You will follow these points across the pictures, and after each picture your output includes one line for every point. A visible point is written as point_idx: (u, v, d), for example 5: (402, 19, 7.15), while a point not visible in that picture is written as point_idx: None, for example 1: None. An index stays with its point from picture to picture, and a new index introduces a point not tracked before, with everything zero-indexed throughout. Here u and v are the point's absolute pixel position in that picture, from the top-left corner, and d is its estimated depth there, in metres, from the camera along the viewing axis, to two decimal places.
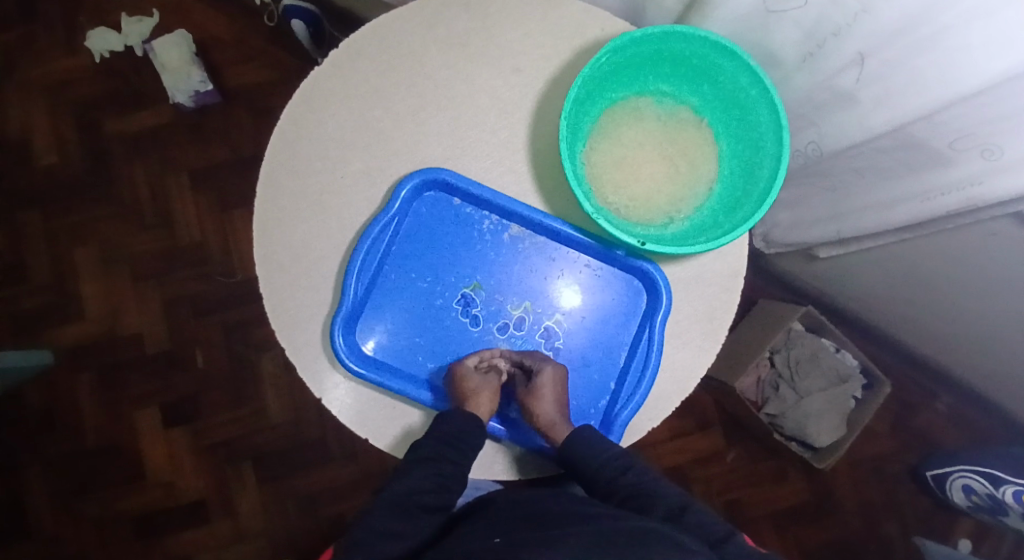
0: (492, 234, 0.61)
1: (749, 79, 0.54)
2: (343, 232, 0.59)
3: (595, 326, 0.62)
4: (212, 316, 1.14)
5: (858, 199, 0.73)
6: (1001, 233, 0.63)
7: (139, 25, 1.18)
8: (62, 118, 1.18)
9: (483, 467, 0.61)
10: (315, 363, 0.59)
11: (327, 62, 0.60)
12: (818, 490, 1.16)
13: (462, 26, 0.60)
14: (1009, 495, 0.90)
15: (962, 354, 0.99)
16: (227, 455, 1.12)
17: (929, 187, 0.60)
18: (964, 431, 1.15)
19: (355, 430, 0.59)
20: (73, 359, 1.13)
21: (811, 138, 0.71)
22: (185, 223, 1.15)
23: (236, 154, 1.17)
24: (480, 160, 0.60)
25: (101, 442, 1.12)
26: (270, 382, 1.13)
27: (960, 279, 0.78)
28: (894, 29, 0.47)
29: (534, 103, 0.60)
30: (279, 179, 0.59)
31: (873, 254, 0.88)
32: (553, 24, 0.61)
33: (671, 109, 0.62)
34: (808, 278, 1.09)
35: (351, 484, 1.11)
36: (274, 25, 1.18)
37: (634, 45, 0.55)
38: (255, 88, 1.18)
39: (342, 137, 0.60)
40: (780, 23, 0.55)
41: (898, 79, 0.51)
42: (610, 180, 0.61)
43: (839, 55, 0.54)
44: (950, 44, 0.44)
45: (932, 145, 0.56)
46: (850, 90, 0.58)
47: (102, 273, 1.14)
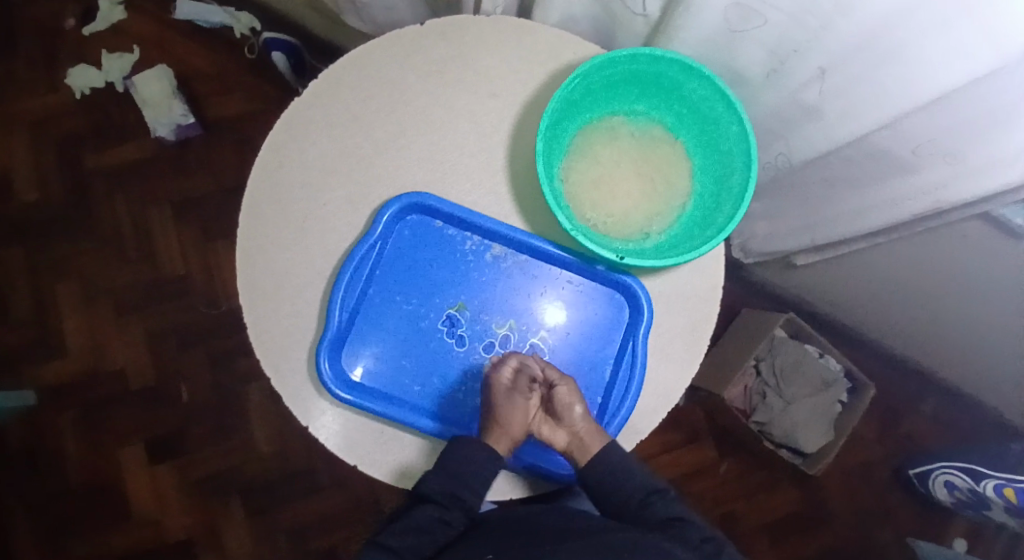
0: (475, 254, 0.62)
1: (716, 96, 0.56)
2: (326, 258, 0.60)
3: (579, 341, 0.62)
4: (198, 347, 1.13)
5: (830, 208, 0.75)
6: (971, 235, 0.67)
7: (120, 61, 1.19)
8: (43, 155, 1.18)
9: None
10: (302, 390, 0.59)
11: (307, 93, 0.61)
12: (811, 497, 1.17)
13: (439, 54, 0.62)
14: (991, 488, 0.91)
15: (941, 355, 1.02)
16: (215, 490, 1.10)
17: (897, 192, 0.63)
18: (949, 431, 1.17)
19: (343, 457, 0.59)
20: (56, 397, 1.11)
21: (780, 150, 0.72)
22: (169, 255, 1.15)
23: (219, 186, 1.17)
24: (460, 183, 0.61)
25: (85, 481, 1.09)
26: (257, 412, 1.12)
27: (935, 281, 0.81)
28: (853, 44, 0.49)
29: (511, 125, 0.62)
30: (262, 209, 0.60)
31: (849, 261, 0.90)
32: (527, 49, 0.62)
33: (644, 128, 0.64)
34: (789, 286, 1.11)
35: (343, 514, 1.10)
36: (255, 57, 1.20)
37: (605, 68, 0.57)
38: (237, 118, 1.19)
39: (323, 165, 0.61)
40: (743, 44, 0.58)
41: (859, 91, 0.54)
42: (588, 199, 0.62)
43: (800, 71, 0.57)
44: (907, 58, 0.47)
45: (896, 153, 0.59)
46: (815, 104, 0.60)
47: (86, 309, 1.13)
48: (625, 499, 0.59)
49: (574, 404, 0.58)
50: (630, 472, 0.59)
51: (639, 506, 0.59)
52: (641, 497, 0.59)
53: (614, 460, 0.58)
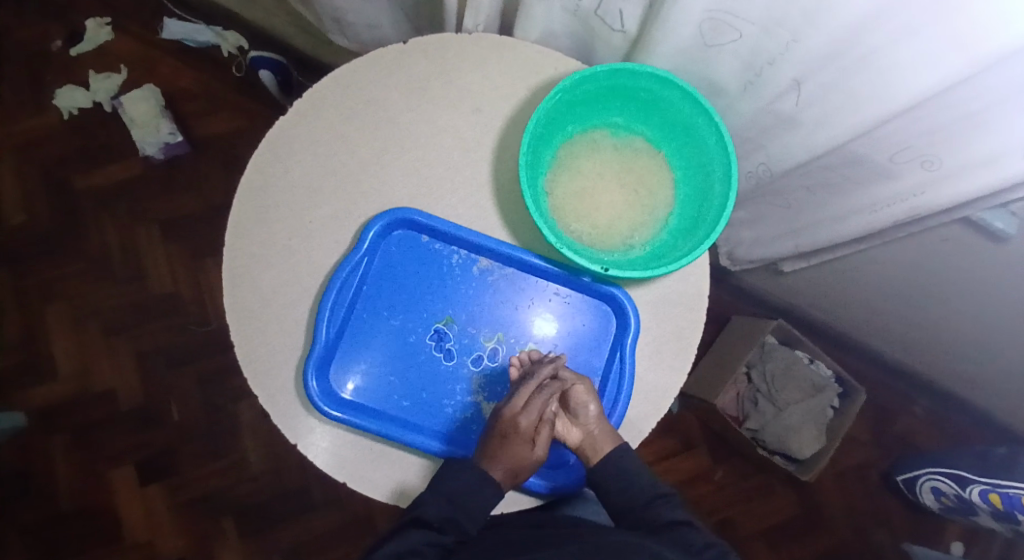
0: (462, 268, 0.63)
1: (695, 109, 0.57)
2: (313, 275, 0.60)
3: (568, 352, 0.63)
4: (188, 366, 1.12)
5: (812, 214, 0.76)
6: (953, 238, 0.68)
7: (106, 82, 1.19)
8: (31, 177, 1.18)
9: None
10: (290, 408, 0.58)
11: (292, 112, 0.62)
12: (807, 502, 1.17)
13: (421, 72, 0.63)
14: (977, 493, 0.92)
15: (929, 357, 1.03)
16: (207, 511, 1.09)
17: (876, 199, 0.64)
18: (942, 433, 1.17)
19: (332, 475, 0.59)
20: (45, 420, 1.10)
21: (760, 160, 0.73)
22: (158, 274, 1.15)
23: (208, 204, 1.17)
24: (445, 198, 0.62)
25: (74, 506, 1.08)
26: (249, 430, 1.11)
27: (921, 285, 0.82)
28: (825, 55, 0.50)
29: (495, 140, 0.63)
30: (247, 229, 0.60)
31: (835, 267, 0.91)
32: (508, 66, 0.63)
33: (625, 140, 0.65)
34: (777, 291, 1.12)
35: (336, 533, 1.09)
36: (242, 75, 1.21)
37: (585, 83, 0.58)
38: (225, 136, 1.19)
39: (308, 183, 0.61)
40: (719, 57, 0.59)
41: (833, 101, 0.55)
42: (572, 211, 0.63)
43: (775, 82, 0.57)
44: (878, 66, 0.48)
45: (874, 159, 0.60)
46: (791, 113, 0.61)
47: (74, 330, 1.13)
48: (629, 502, 0.60)
49: (590, 403, 0.58)
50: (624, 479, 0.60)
51: (635, 512, 0.59)
52: (637, 505, 0.59)
53: (607, 468, 0.59)
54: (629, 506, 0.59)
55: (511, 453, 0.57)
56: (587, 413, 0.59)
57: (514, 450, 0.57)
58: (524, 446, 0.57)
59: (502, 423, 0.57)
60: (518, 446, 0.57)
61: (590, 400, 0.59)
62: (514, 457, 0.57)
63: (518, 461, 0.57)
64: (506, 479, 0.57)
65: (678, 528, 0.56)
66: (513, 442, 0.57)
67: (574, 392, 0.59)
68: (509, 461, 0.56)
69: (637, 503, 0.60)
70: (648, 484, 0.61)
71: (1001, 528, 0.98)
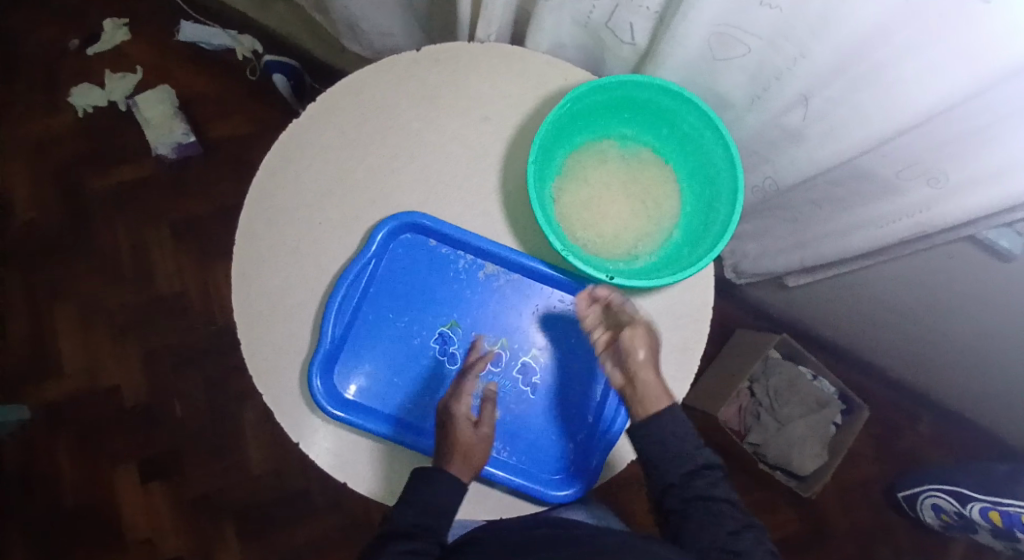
0: (468, 272, 0.63)
1: (702, 121, 0.58)
2: (320, 276, 0.61)
3: (571, 359, 0.63)
4: (194, 365, 1.13)
5: (818, 228, 0.76)
6: (959, 256, 0.68)
7: (122, 82, 1.21)
8: (45, 173, 1.19)
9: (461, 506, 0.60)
10: (293, 407, 0.59)
11: (304, 116, 0.63)
12: (811, 518, 1.16)
13: (432, 80, 0.64)
14: (977, 511, 0.94)
15: (933, 375, 1.02)
16: (208, 511, 1.09)
17: (881, 214, 0.64)
18: (948, 452, 1.16)
19: (333, 475, 0.59)
20: (50, 416, 1.11)
21: (766, 173, 0.73)
22: (168, 273, 1.16)
23: (218, 204, 1.18)
24: (453, 203, 0.62)
25: (76, 503, 1.08)
26: (252, 431, 1.12)
27: (927, 302, 0.82)
28: (830, 71, 0.51)
29: (504, 148, 0.63)
30: (257, 229, 0.61)
31: (840, 282, 0.91)
32: (518, 75, 0.64)
33: (633, 151, 0.66)
34: (781, 305, 1.12)
35: (336, 535, 1.09)
36: (256, 78, 1.23)
37: (594, 94, 0.59)
38: (238, 138, 1.21)
39: (319, 186, 0.62)
40: (727, 70, 0.59)
41: (839, 115, 0.55)
42: (578, 219, 0.63)
43: (782, 97, 0.58)
44: (884, 82, 0.48)
45: (880, 175, 0.60)
46: (798, 128, 0.61)
47: (82, 327, 1.14)
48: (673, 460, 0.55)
49: (641, 348, 0.55)
50: (666, 442, 0.55)
51: (672, 481, 0.54)
52: (675, 474, 0.54)
53: (648, 429, 0.55)
54: (667, 474, 0.55)
55: (460, 439, 0.55)
56: (638, 358, 0.56)
57: (461, 433, 0.56)
58: (470, 429, 0.56)
59: (443, 414, 0.57)
60: (465, 430, 0.56)
61: (648, 348, 0.56)
62: (465, 443, 0.55)
63: (471, 446, 0.56)
64: (467, 471, 0.55)
65: (711, 509, 0.52)
66: (457, 425, 0.56)
67: (630, 334, 0.56)
68: (462, 448, 0.55)
69: (678, 470, 0.54)
70: (692, 452, 0.55)
71: (1000, 546, 1.00)
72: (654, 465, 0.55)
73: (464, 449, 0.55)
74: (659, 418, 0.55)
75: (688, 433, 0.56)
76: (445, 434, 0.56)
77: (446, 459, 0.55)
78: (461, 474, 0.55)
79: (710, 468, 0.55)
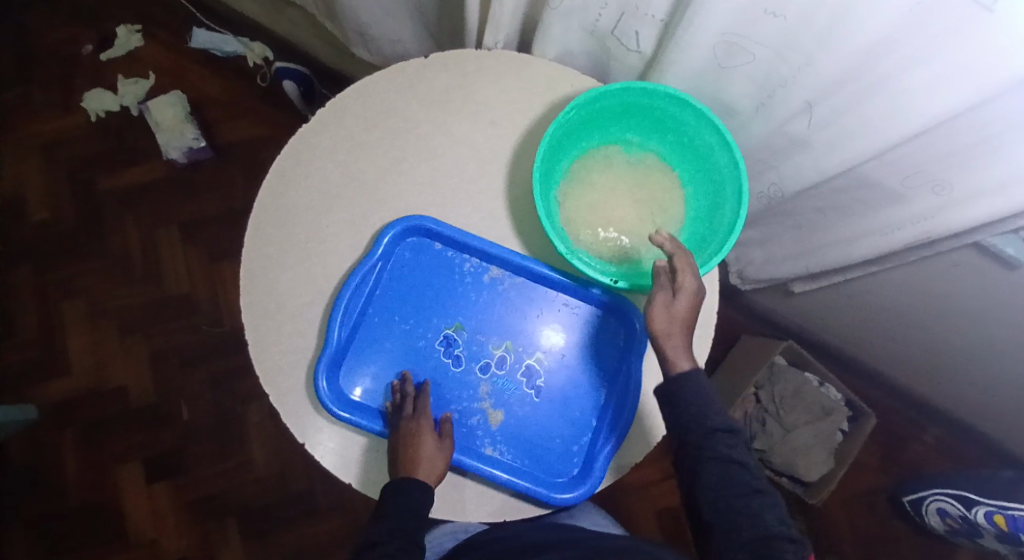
0: (473, 276, 0.64)
1: (707, 127, 0.58)
2: (328, 278, 0.61)
3: (575, 363, 0.63)
4: (200, 366, 1.14)
5: (824, 236, 0.76)
6: (964, 263, 0.68)
7: (135, 87, 1.23)
8: (58, 175, 1.21)
9: (457, 509, 0.60)
10: (299, 407, 0.59)
11: (314, 120, 0.64)
12: (815, 525, 1.15)
13: (441, 85, 0.65)
14: (982, 514, 0.93)
15: (939, 383, 1.02)
16: (211, 511, 1.09)
17: (885, 222, 0.65)
18: (954, 461, 1.15)
19: (339, 476, 0.60)
20: (58, 414, 1.12)
21: (771, 180, 0.74)
22: (176, 275, 1.17)
23: (227, 207, 1.20)
24: (460, 207, 0.63)
25: (81, 501, 1.09)
26: (257, 432, 1.12)
27: (933, 310, 0.82)
28: (835, 80, 0.51)
29: (511, 152, 0.64)
30: (267, 231, 0.62)
31: (846, 289, 0.91)
32: (526, 81, 0.65)
33: (638, 156, 0.66)
34: (787, 312, 1.12)
35: (340, 538, 1.09)
36: (266, 85, 1.24)
37: (600, 99, 0.59)
38: (247, 142, 1.22)
39: (328, 189, 0.63)
40: (733, 78, 0.60)
41: (845, 124, 0.56)
42: (583, 222, 0.64)
43: (788, 105, 0.58)
44: (888, 91, 0.49)
45: (884, 183, 0.61)
46: (803, 136, 0.62)
47: (91, 326, 1.15)
48: (697, 417, 0.55)
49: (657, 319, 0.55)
50: (697, 399, 0.55)
51: (695, 436, 0.54)
52: (697, 428, 0.54)
53: (676, 384, 0.56)
54: (689, 427, 0.54)
55: (425, 450, 0.56)
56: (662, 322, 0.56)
57: (423, 445, 0.56)
58: (431, 441, 0.57)
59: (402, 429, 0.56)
60: (428, 442, 0.56)
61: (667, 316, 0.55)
62: (430, 455, 0.56)
63: (436, 456, 0.56)
64: (432, 478, 0.56)
65: (725, 469, 0.52)
66: (419, 438, 0.56)
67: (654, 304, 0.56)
68: (428, 460, 0.56)
69: (701, 426, 0.54)
70: (717, 414, 0.55)
71: (1005, 550, 0.98)
72: (681, 419, 0.55)
73: (430, 460, 0.56)
74: (687, 382, 0.55)
75: (715, 400, 0.56)
76: (409, 446, 0.56)
77: (414, 471, 0.55)
78: (432, 481, 0.56)
79: (731, 431, 0.54)
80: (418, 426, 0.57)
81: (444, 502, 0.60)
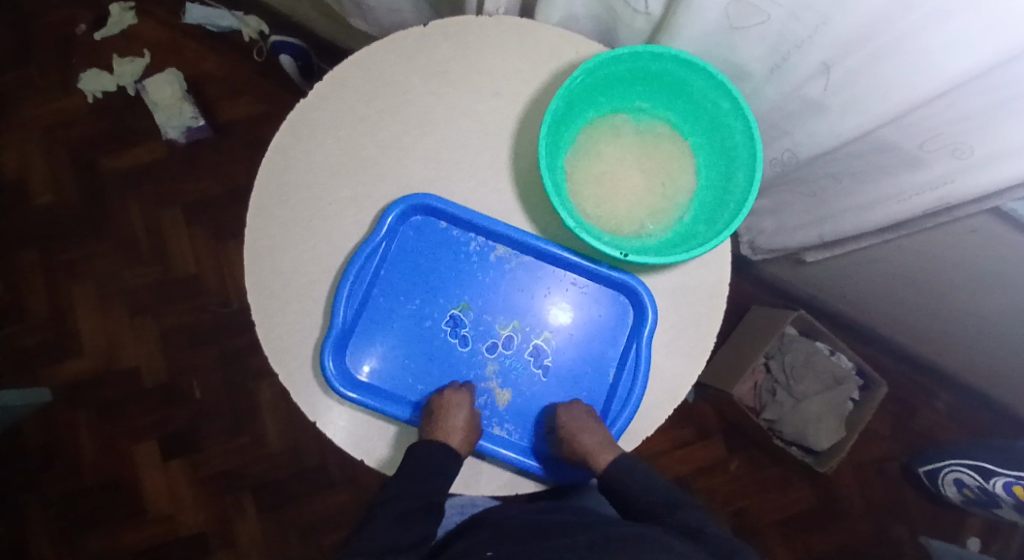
0: (479, 255, 0.63)
1: (719, 92, 0.56)
2: (333, 257, 0.60)
3: (583, 342, 0.62)
4: (211, 346, 1.15)
5: (838, 202, 0.74)
6: (982, 229, 0.66)
7: (131, 65, 1.21)
8: (59, 159, 1.20)
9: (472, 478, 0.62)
10: (309, 388, 0.59)
11: (313, 94, 0.62)
12: (824, 492, 1.16)
13: (442, 54, 0.63)
14: (1000, 486, 0.94)
15: (953, 351, 1.01)
16: (229, 487, 1.11)
17: (903, 186, 0.62)
18: (966, 427, 1.15)
19: (350, 454, 0.60)
20: (73, 395, 1.13)
21: (785, 146, 0.72)
22: (182, 255, 1.17)
23: (230, 187, 1.19)
24: (465, 181, 0.62)
25: (100, 479, 1.11)
26: (269, 410, 1.13)
27: (947, 278, 0.80)
28: (853, 39, 0.49)
29: (515, 124, 0.62)
30: (269, 209, 0.61)
31: (859, 257, 0.89)
32: (529, 49, 0.63)
33: (647, 125, 0.64)
34: (798, 281, 1.10)
35: (354, 510, 1.11)
36: (264, 60, 1.22)
37: (607, 65, 0.57)
38: (246, 120, 1.20)
39: (329, 166, 0.61)
40: (745, 40, 0.57)
41: (862, 86, 0.53)
42: (591, 196, 0.62)
43: (803, 67, 0.56)
44: (908, 50, 0.46)
45: (902, 147, 0.58)
46: (818, 98, 0.59)
47: (101, 309, 1.15)
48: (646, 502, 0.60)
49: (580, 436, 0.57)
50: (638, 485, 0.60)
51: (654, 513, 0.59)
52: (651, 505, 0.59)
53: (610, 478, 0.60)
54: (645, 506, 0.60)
55: (458, 420, 0.56)
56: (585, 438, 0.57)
57: (456, 416, 0.56)
58: (463, 414, 0.57)
59: (442, 397, 0.58)
60: (461, 415, 0.56)
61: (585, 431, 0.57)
62: (462, 426, 0.56)
63: (466, 428, 0.56)
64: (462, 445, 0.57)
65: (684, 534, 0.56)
66: (454, 408, 0.57)
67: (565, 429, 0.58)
68: (459, 429, 0.56)
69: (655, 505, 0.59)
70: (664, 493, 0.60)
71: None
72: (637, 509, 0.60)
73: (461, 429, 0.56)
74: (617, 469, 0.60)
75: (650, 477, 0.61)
76: (445, 413, 0.56)
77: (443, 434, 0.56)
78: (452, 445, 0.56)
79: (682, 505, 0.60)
80: (458, 397, 0.58)
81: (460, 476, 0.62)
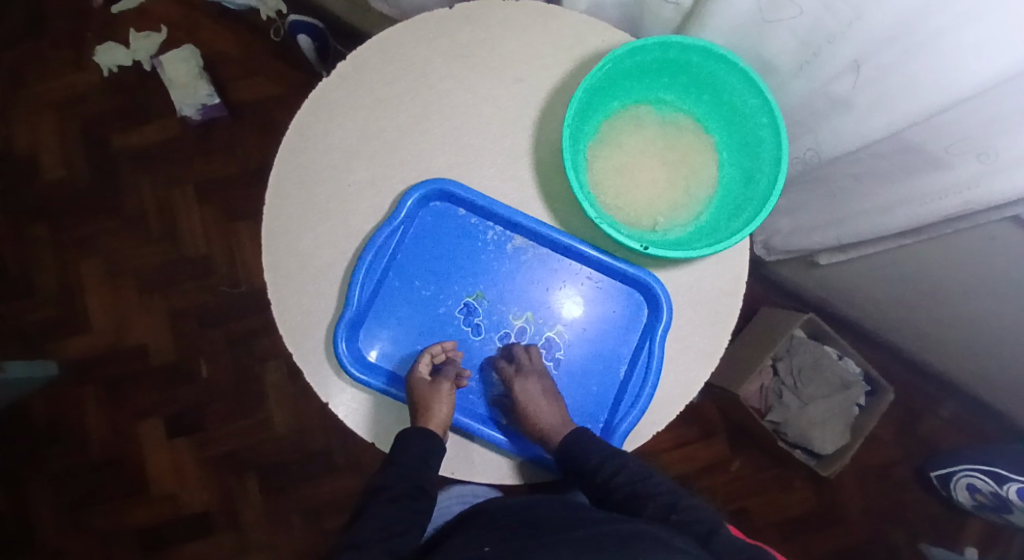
0: (496, 244, 0.62)
1: (748, 87, 0.55)
2: (349, 239, 0.60)
3: (596, 338, 0.62)
4: (218, 326, 1.15)
5: (857, 204, 0.74)
6: (1001, 237, 0.64)
7: (147, 41, 1.20)
8: (72, 132, 1.20)
9: (467, 467, 0.61)
10: (320, 369, 0.59)
11: (334, 74, 0.62)
12: (825, 496, 1.16)
13: (465, 38, 0.62)
14: (1014, 492, 0.94)
15: (964, 360, 1.00)
16: (233, 467, 1.12)
17: (925, 190, 0.61)
18: (970, 436, 1.15)
19: (361, 435, 0.61)
20: (79, 372, 1.13)
21: (809, 144, 0.71)
22: (193, 235, 1.16)
23: (243, 167, 1.18)
24: (484, 168, 0.61)
25: (105, 455, 1.12)
26: (275, 392, 1.13)
27: (963, 284, 0.79)
28: (886, 35, 0.48)
29: (537, 112, 0.62)
30: (286, 189, 0.60)
31: (873, 260, 0.88)
32: (554, 35, 0.62)
33: (670, 117, 0.64)
34: (810, 284, 1.10)
35: (357, 494, 1.11)
36: (280, 40, 1.21)
37: (636, 55, 0.56)
38: (262, 101, 1.20)
39: (348, 147, 0.61)
40: (776, 33, 0.57)
41: (891, 84, 0.52)
42: (611, 187, 0.62)
43: (834, 62, 0.55)
44: (939, 49, 0.45)
45: (928, 149, 0.57)
46: (846, 96, 0.59)
47: (109, 285, 1.15)
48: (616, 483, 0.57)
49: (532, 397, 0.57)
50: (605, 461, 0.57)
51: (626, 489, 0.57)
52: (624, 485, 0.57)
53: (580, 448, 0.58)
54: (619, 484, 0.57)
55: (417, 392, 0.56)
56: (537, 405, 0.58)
57: (420, 388, 0.56)
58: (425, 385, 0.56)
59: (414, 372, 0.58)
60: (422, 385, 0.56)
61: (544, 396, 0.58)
62: (422, 395, 0.55)
63: (428, 395, 0.55)
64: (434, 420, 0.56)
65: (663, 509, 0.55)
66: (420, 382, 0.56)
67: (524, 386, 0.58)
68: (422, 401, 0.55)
69: (627, 483, 0.57)
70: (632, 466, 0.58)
71: None
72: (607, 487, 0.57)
73: (427, 402, 0.55)
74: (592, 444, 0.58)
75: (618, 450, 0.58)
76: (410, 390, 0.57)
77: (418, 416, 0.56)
78: (436, 427, 0.56)
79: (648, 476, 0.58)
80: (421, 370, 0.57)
81: (451, 459, 0.61)
